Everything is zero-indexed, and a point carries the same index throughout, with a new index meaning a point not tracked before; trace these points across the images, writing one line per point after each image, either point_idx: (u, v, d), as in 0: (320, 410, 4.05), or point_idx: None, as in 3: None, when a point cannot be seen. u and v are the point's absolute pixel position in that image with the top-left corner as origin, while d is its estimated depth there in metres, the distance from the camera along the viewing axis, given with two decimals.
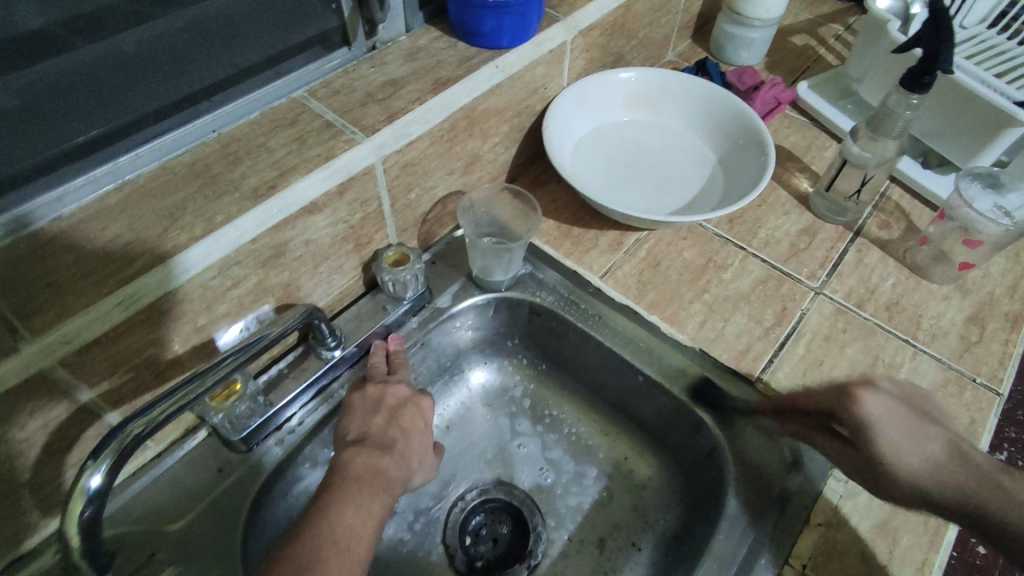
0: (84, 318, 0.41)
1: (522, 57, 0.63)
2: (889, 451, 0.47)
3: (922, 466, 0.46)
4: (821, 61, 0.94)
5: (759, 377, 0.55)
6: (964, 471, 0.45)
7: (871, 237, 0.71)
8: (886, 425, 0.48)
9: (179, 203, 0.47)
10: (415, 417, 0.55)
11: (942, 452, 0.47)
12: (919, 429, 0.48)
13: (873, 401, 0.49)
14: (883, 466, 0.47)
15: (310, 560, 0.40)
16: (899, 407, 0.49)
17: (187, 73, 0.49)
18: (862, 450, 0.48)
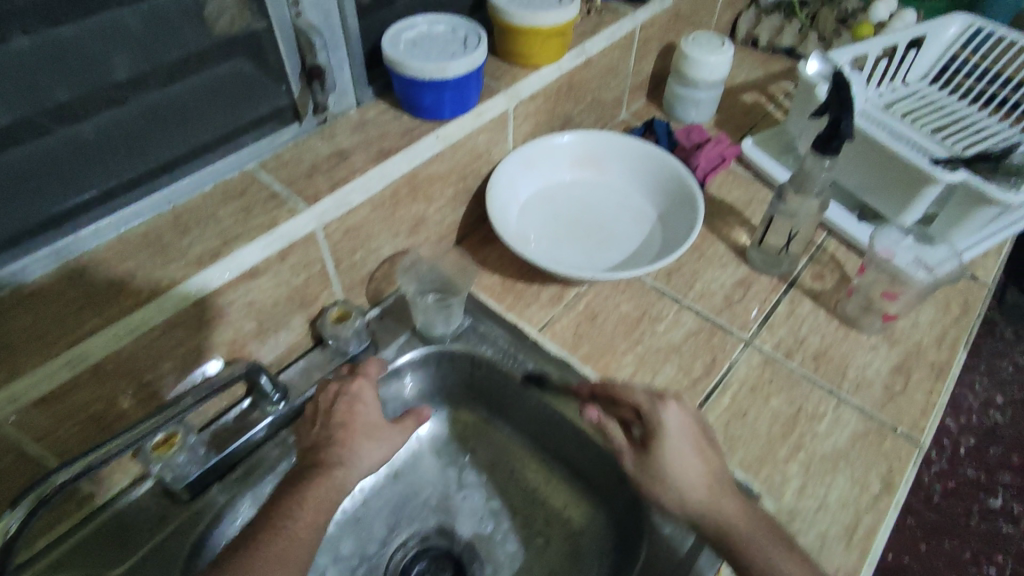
0: (30, 381, 0.45)
1: (463, 126, 0.68)
2: (673, 464, 0.53)
3: (687, 476, 0.53)
4: (768, 118, 0.99)
5: (690, 479, 0.53)
6: (704, 493, 0.52)
7: (804, 289, 0.74)
8: (675, 437, 0.54)
9: (129, 271, 0.52)
10: (352, 406, 0.58)
11: (706, 473, 0.54)
12: (694, 450, 0.54)
13: (674, 414, 0.55)
14: (659, 469, 0.54)
15: (263, 540, 0.48)
16: (694, 426, 0.55)
17: (145, 153, 0.54)
18: (654, 455, 0.54)
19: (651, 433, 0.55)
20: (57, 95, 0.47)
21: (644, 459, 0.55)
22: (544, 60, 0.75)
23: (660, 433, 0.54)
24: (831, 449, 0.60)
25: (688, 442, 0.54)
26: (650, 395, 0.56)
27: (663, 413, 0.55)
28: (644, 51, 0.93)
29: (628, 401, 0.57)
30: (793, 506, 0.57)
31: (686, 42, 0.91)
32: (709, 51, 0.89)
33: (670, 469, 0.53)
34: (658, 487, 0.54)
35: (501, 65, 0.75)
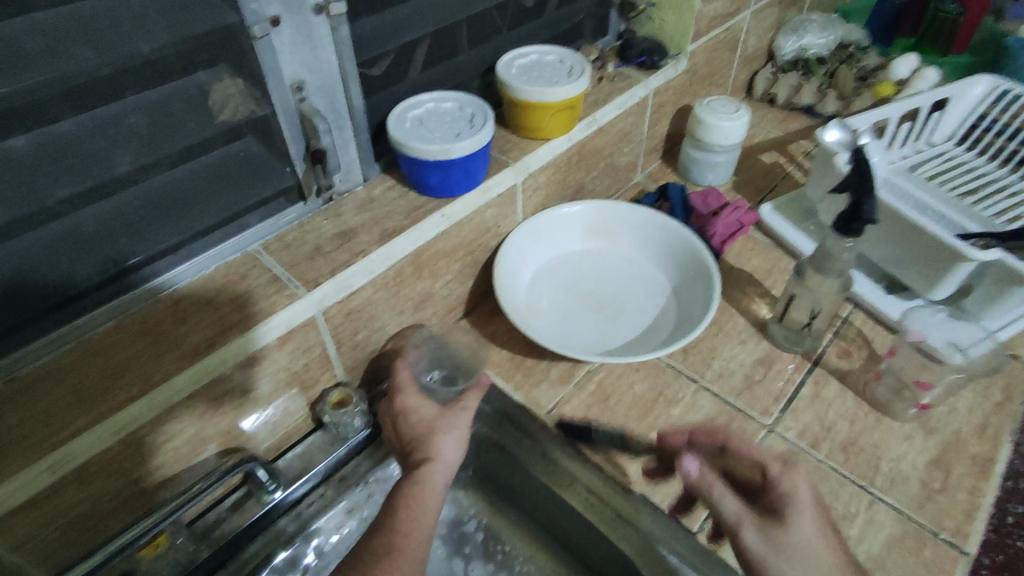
0: (10, 488, 0.43)
1: (469, 203, 0.67)
2: (808, 548, 0.43)
3: (817, 565, 0.43)
4: (789, 179, 0.96)
5: (815, 554, 0.43)
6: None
7: (829, 368, 0.70)
8: (808, 513, 0.45)
9: (123, 364, 0.50)
10: (412, 420, 0.55)
11: (839, 566, 0.43)
12: (825, 535, 0.44)
13: (801, 483, 0.47)
14: (793, 557, 0.43)
15: (373, 555, 0.45)
16: (826, 506, 0.46)
17: (145, 242, 0.54)
18: (783, 535, 0.44)
19: (775, 504, 0.47)
20: (57, 194, 0.47)
21: (769, 533, 0.45)
22: (553, 133, 0.74)
23: (786, 502, 0.46)
24: (865, 555, 0.55)
25: (818, 523, 0.45)
26: (782, 461, 0.48)
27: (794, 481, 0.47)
28: (658, 115, 0.92)
29: (751, 460, 0.50)
30: None
31: (700, 107, 0.89)
32: (724, 116, 0.88)
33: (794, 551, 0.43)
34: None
35: (509, 137, 0.75)
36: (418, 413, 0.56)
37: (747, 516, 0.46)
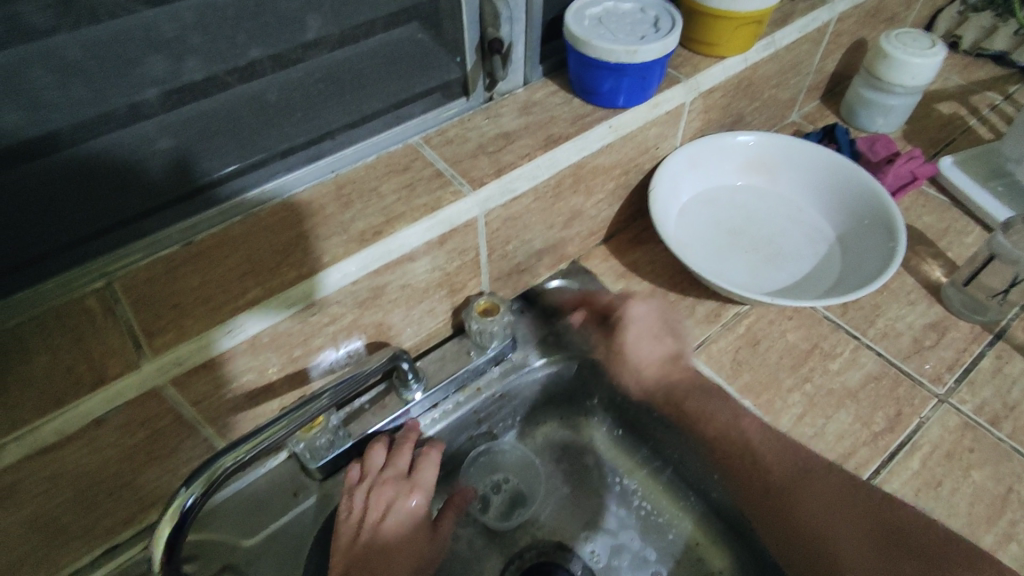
0: (197, 344, 0.45)
1: (637, 117, 0.62)
2: (629, 346, 0.63)
3: (642, 364, 0.63)
4: (971, 134, 0.85)
5: (648, 365, 0.63)
6: (655, 372, 0.62)
7: (1014, 343, 0.63)
8: (634, 325, 0.63)
9: (294, 240, 0.49)
10: (399, 524, 0.55)
11: (660, 358, 0.63)
12: (660, 337, 0.63)
13: (637, 308, 0.64)
14: (618, 354, 0.64)
15: None
16: (654, 321, 0.64)
17: (318, 118, 0.52)
18: (616, 341, 0.64)
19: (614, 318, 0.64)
20: (251, 52, 0.45)
21: (607, 338, 0.65)
22: (730, 51, 0.66)
23: (620, 321, 0.64)
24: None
25: (647, 334, 0.63)
26: (622, 294, 0.65)
27: (628, 307, 0.64)
28: (834, 45, 0.82)
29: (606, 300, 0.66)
30: None
31: (887, 38, 0.78)
32: (915, 50, 0.76)
33: (627, 356, 0.63)
34: (619, 367, 0.64)
35: (680, 52, 0.68)
36: (409, 515, 0.56)
37: (596, 330, 0.66)
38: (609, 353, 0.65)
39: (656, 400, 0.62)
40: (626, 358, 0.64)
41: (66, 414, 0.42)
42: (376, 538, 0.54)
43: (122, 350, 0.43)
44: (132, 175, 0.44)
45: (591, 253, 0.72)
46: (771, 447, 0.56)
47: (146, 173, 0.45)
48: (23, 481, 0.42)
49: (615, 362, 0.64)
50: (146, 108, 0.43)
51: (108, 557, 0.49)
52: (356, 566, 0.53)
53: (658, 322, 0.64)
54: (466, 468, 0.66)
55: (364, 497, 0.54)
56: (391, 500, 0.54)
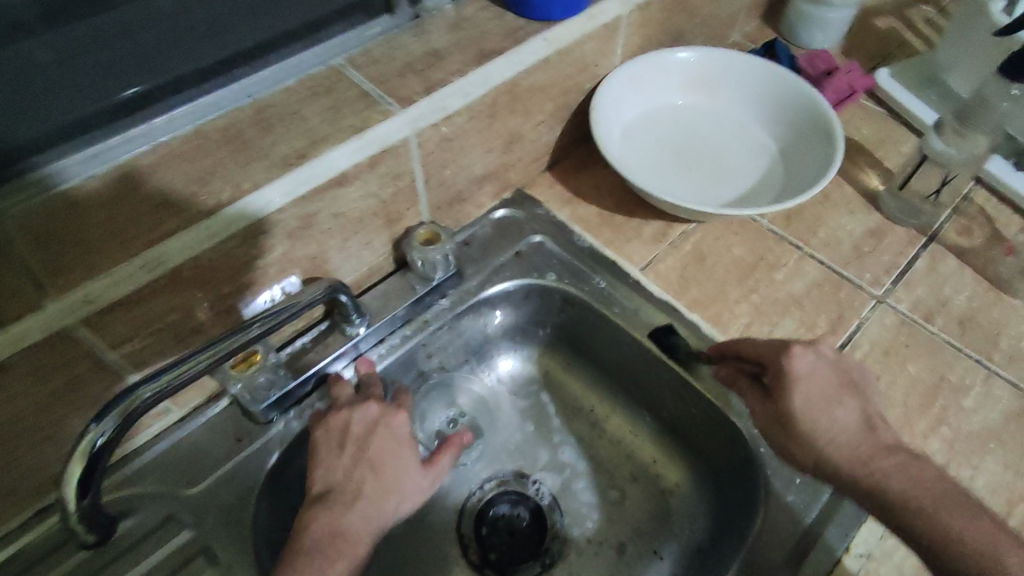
0: (109, 281, 0.41)
1: (574, 29, 0.59)
2: (802, 414, 0.48)
3: (836, 438, 0.47)
4: (906, 46, 0.85)
5: (835, 429, 0.47)
6: (852, 438, 0.47)
7: (947, 244, 0.64)
8: (803, 383, 0.48)
9: (210, 167, 0.46)
10: (388, 442, 0.51)
11: (846, 431, 0.47)
12: (839, 394, 0.48)
13: (802, 359, 0.48)
14: (779, 421, 0.49)
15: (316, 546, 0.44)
16: (830, 376, 0.49)
17: (228, 34, 0.49)
18: (780, 406, 0.49)
19: (778, 374, 0.49)
20: None
21: (766, 398, 0.51)
22: None
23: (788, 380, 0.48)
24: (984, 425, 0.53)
25: (829, 395, 0.48)
26: (780, 342, 0.50)
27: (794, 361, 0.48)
28: None
29: (753, 354, 0.51)
30: None
31: None
32: None
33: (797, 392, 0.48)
34: (788, 440, 0.49)
35: None
36: (398, 438, 0.52)
37: (753, 394, 0.52)
38: (771, 417, 0.50)
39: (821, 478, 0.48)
40: (798, 420, 0.48)
41: None
42: (363, 457, 0.50)
43: (23, 291, 0.40)
44: (20, 97, 0.41)
45: (535, 181, 0.70)
46: (979, 523, 0.42)
47: (44, 91, 0.42)
48: None
49: (784, 429, 0.49)
50: (27, 24, 0.41)
51: (41, 519, 0.47)
52: (338, 484, 0.49)
53: (840, 378, 0.49)
54: (421, 401, 0.64)
55: (352, 416, 0.51)
56: (378, 417, 0.52)
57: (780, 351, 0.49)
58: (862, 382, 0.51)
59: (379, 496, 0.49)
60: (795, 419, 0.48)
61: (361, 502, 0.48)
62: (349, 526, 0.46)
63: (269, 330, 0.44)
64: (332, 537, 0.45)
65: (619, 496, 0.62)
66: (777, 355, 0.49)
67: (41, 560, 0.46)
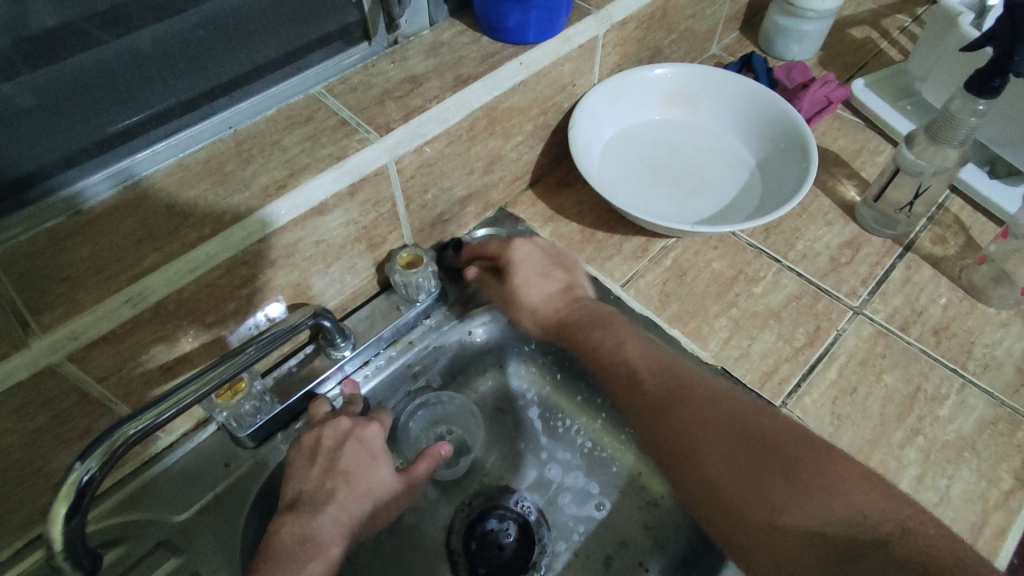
0: (91, 317, 0.41)
1: (549, 52, 0.60)
2: (520, 288, 0.60)
3: (536, 302, 0.60)
4: (882, 57, 0.87)
5: (535, 296, 0.60)
6: (546, 308, 0.59)
7: (922, 254, 0.65)
8: (521, 267, 0.60)
9: (192, 200, 0.46)
10: (360, 451, 0.52)
11: (551, 299, 0.60)
12: (551, 272, 0.61)
13: (521, 250, 0.60)
14: (511, 294, 0.61)
15: (286, 549, 0.46)
16: (542, 258, 0.61)
17: (207, 69, 0.49)
18: (507, 286, 0.61)
19: (496, 257, 0.61)
20: None
21: (491, 282, 0.63)
22: None
23: (512, 271, 0.60)
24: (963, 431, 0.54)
25: (538, 270, 0.60)
26: (504, 240, 0.61)
27: (513, 249, 0.60)
28: None
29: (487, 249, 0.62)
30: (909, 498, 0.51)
31: None
32: None
33: (527, 300, 0.60)
34: (514, 309, 0.61)
35: None
36: (370, 448, 0.53)
37: (490, 281, 0.63)
38: (502, 294, 0.62)
39: (556, 336, 0.59)
40: (518, 294, 0.60)
41: None
42: (334, 467, 0.51)
43: (7, 331, 0.40)
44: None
45: (518, 200, 0.71)
46: (711, 391, 0.49)
47: (16, 134, 0.41)
48: None
49: (512, 306, 0.61)
50: (3, 71, 0.39)
51: (31, 549, 0.48)
52: (309, 492, 0.50)
53: (546, 256, 0.61)
54: (408, 421, 0.64)
55: (322, 432, 0.52)
56: (352, 429, 0.53)
57: (498, 245, 0.61)
58: (577, 265, 0.63)
59: (347, 501, 0.51)
60: (517, 294, 0.60)
61: (331, 507, 0.50)
62: (318, 530, 0.48)
63: (251, 362, 0.44)
64: (303, 542, 0.47)
65: (605, 509, 0.63)
66: (497, 248, 0.61)
67: None
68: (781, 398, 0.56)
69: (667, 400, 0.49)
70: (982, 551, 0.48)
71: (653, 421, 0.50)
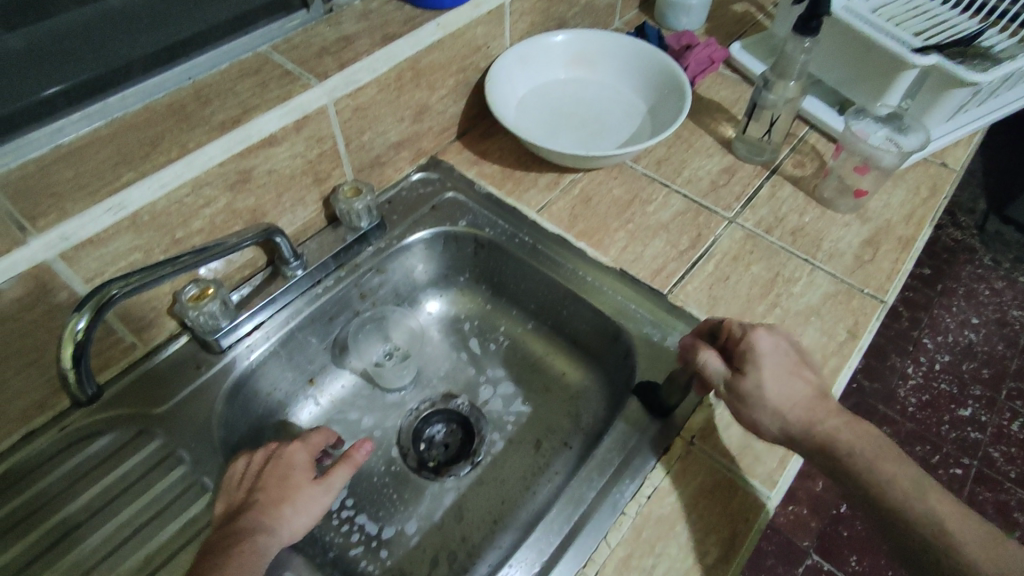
0: (79, 220, 0.49)
1: (462, 15, 0.71)
2: (767, 381, 0.50)
3: (794, 403, 0.50)
4: (758, 26, 1.02)
5: (794, 394, 0.50)
6: (803, 411, 0.50)
7: (784, 174, 0.79)
8: (767, 362, 0.51)
9: (160, 134, 0.55)
10: (279, 468, 0.52)
11: (809, 393, 0.51)
12: (795, 373, 0.51)
13: (766, 341, 0.52)
14: (751, 393, 0.51)
15: (211, 545, 0.46)
16: (790, 353, 0.52)
17: (169, 27, 0.60)
18: (746, 378, 0.51)
19: (743, 352, 0.53)
20: None
21: (738, 376, 0.52)
22: None
23: (752, 352, 0.52)
24: (814, 300, 0.66)
25: (783, 369, 0.51)
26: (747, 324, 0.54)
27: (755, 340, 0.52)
28: None
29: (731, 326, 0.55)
30: None
31: None
32: None
33: (765, 395, 0.50)
34: (754, 404, 0.51)
35: None
36: (291, 463, 0.53)
37: (723, 372, 0.53)
38: (739, 394, 0.52)
39: (799, 444, 0.50)
40: (761, 391, 0.50)
41: None
42: (257, 483, 0.51)
43: (8, 232, 0.48)
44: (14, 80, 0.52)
45: (448, 149, 0.82)
46: (796, 403, 0.50)
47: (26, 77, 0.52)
48: None
49: (741, 401, 0.52)
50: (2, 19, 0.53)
51: (28, 442, 0.55)
52: (235, 509, 0.50)
53: (792, 353, 0.52)
54: (358, 338, 0.74)
55: (250, 459, 0.53)
56: (274, 450, 0.54)
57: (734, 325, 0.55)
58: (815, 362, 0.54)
59: (268, 505, 0.49)
60: (761, 386, 0.50)
61: (250, 513, 0.48)
62: (242, 527, 0.47)
63: (201, 263, 0.52)
64: (228, 537, 0.46)
65: (532, 403, 0.73)
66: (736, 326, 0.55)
67: (26, 477, 0.53)
68: (668, 287, 0.68)
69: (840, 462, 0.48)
70: (821, 385, 0.60)
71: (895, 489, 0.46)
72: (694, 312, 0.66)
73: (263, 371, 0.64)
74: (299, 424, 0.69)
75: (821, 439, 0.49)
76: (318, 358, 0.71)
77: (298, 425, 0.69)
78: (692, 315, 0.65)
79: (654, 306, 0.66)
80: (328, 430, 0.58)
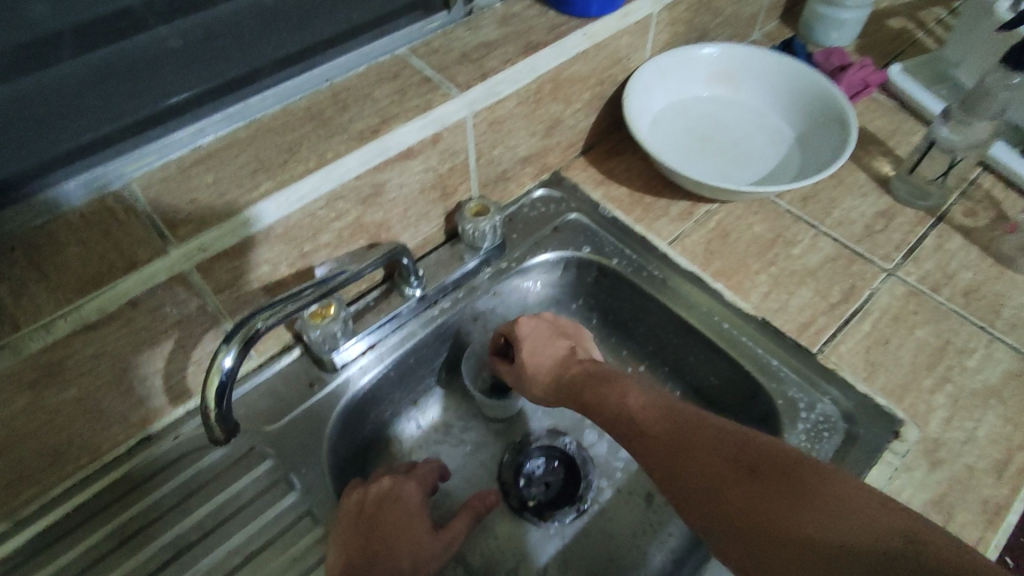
0: (219, 232, 0.47)
1: (609, 25, 0.65)
2: (528, 360, 0.61)
3: (545, 370, 0.60)
4: (918, 46, 0.91)
5: (541, 361, 0.60)
6: (554, 371, 0.59)
7: (953, 224, 0.69)
8: (526, 340, 0.61)
9: (298, 141, 0.52)
10: (399, 513, 0.53)
11: (582, 367, 0.58)
12: (554, 340, 0.61)
13: (526, 324, 0.62)
14: (521, 371, 0.61)
15: None
16: (547, 327, 0.62)
17: (312, 26, 0.55)
18: (517, 362, 0.61)
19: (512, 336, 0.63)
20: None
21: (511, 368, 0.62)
22: None
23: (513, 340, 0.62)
24: (993, 378, 0.58)
25: (548, 337, 0.61)
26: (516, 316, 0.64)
27: (517, 328, 0.62)
28: None
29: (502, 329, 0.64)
30: (939, 436, 0.55)
31: None
32: None
33: (526, 367, 0.60)
34: (532, 386, 0.60)
35: None
36: (409, 508, 0.54)
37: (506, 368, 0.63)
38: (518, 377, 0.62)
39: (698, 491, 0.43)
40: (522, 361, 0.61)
41: (104, 295, 0.44)
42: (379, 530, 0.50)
43: (148, 240, 0.45)
44: (154, 86, 0.47)
45: (571, 165, 0.76)
46: (652, 412, 0.49)
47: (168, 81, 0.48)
48: (72, 358, 0.45)
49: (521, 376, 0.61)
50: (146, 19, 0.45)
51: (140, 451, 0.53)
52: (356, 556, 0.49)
53: (554, 326, 0.62)
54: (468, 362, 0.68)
55: (366, 493, 0.53)
56: (392, 488, 0.55)
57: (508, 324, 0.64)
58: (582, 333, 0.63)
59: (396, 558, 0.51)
60: (523, 364, 0.61)
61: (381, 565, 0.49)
62: None
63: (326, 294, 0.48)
64: None
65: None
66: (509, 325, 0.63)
67: (139, 487, 0.52)
68: (817, 345, 0.60)
69: (720, 488, 0.41)
70: (1005, 486, 0.52)
71: (792, 464, 0.40)
72: (850, 379, 0.58)
73: (372, 394, 0.61)
74: (401, 447, 0.66)
75: (667, 427, 0.47)
76: (423, 380, 0.67)
77: (399, 449, 0.66)
78: (847, 382, 0.58)
79: (802, 367, 0.59)
80: (439, 468, 0.61)
